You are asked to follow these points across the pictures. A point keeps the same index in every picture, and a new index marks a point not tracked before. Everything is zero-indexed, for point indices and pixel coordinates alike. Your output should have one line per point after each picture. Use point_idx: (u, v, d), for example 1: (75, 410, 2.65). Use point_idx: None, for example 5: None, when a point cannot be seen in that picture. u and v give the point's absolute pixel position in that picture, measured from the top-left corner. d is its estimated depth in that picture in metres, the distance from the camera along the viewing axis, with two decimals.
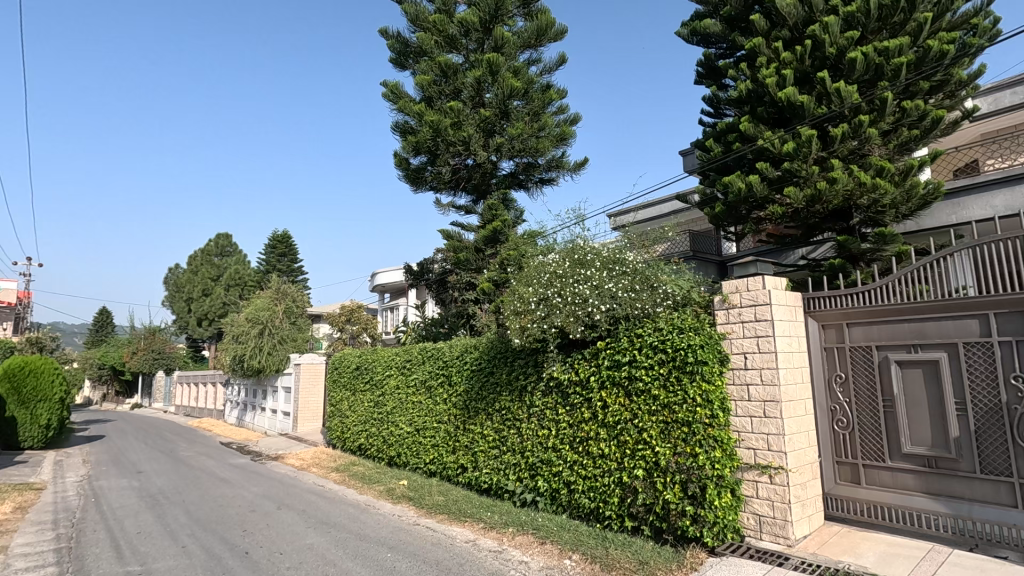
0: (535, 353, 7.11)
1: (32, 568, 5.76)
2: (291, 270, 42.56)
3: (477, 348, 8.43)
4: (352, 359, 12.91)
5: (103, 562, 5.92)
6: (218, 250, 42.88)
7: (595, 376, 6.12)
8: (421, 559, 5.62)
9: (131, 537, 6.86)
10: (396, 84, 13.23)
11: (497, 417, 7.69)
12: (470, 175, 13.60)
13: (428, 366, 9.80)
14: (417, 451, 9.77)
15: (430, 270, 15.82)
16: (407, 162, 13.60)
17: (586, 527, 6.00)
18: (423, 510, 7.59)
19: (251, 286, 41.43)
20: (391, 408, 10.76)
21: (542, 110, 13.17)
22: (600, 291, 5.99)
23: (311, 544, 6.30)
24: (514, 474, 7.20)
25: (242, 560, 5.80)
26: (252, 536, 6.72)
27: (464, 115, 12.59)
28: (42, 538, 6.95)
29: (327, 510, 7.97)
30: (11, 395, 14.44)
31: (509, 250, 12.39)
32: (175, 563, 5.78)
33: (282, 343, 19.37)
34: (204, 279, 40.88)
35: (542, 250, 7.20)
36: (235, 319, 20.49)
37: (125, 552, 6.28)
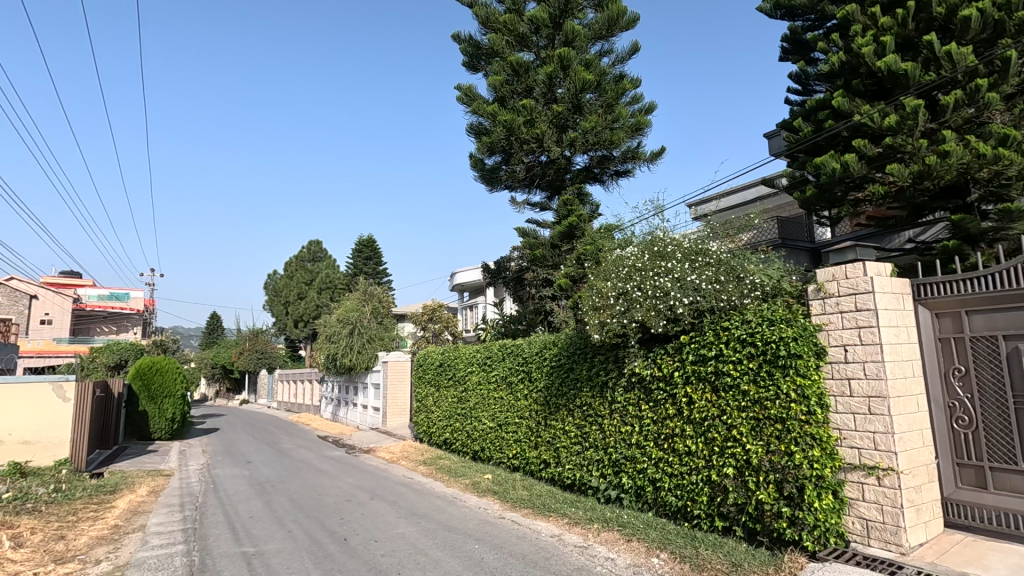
0: (615, 349, 7.03)
1: (165, 545, 6.48)
2: (377, 272, 44.75)
3: (556, 345, 8.45)
4: (435, 356, 13.35)
5: (223, 542, 6.54)
6: (311, 256, 45.81)
7: (679, 371, 5.94)
8: (507, 552, 5.72)
9: (244, 521, 7.52)
10: (470, 86, 13.51)
11: (578, 413, 7.67)
12: (545, 171, 13.60)
13: (508, 362, 9.96)
14: (499, 446, 9.96)
15: (507, 268, 16.09)
16: (483, 162, 13.83)
17: (674, 525, 5.85)
18: (508, 504, 7.73)
19: (341, 289, 43.89)
20: (474, 404, 11.03)
21: (615, 102, 12.95)
22: (682, 284, 5.80)
23: (402, 533, 6.60)
24: (598, 470, 7.15)
25: (341, 546, 6.18)
26: (348, 524, 7.14)
27: (537, 112, 12.62)
28: (172, 519, 7.78)
29: (417, 502, 8.32)
30: (142, 391, 16.25)
31: (586, 245, 12.23)
32: (283, 546, 6.28)
33: (370, 342, 20.42)
34: (299, 283, 43.77)
35: (620, 243, 7.08)
36: (327, 320, 21.80)
37: (240, 534, 6.89)
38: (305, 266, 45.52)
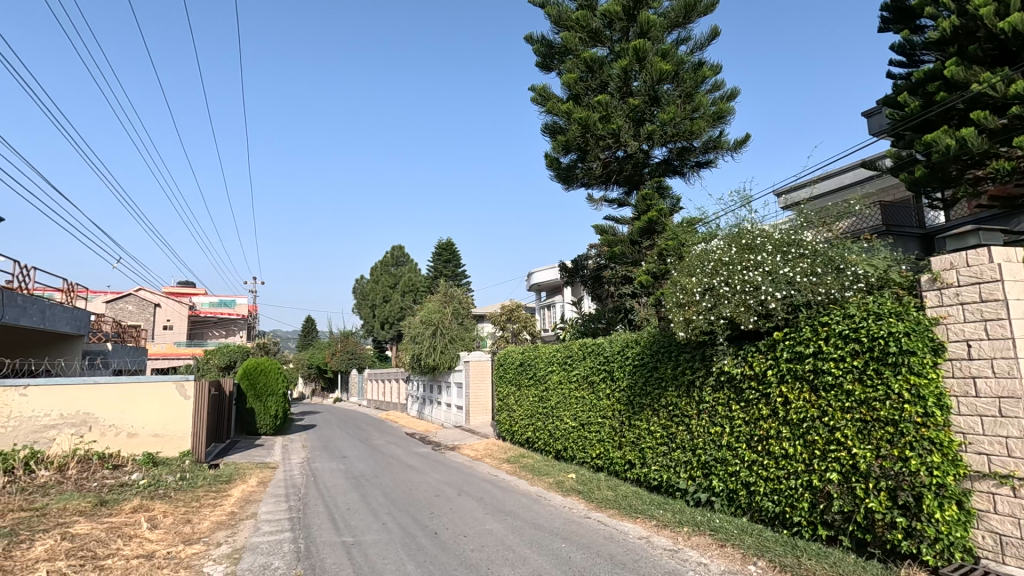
0: (702, 347, 6.78)
1: (274, 532, 7.03)
2: (456, 275, 45.95)
3: (638, 343, 8.28)
4: (516, 356, 13.49)
5: (325, 531, 6.99)
6: (394, 260, 47.75)
7: (773, 370, 5.63)
8: (595, 552, 5.68)
9: (343, 513, 7.99)
10: (544, 86, 13.53)
11: (663, 413, 7.47)
12: (622, 167, 13.34)
13: (589, 361, 9.88)
14: (583, 446, 9.89)
15: (585, 266, 16.12)
16: (558, 161, 13.77)
17: (772, 532, 5.54)
18: (593, 504, 7.66)
19: (423, 291, 45.46)
20: (556, 403, 11.02)
21: (694, 90, 12.50)
22: (774, 278, 5.52)
23: (490, 530, 6.74)
24: (686, 472, 6.93)
25: (432, 539, 6.41)
26: (438, 518, 7.39)
27: (613, 107, 12.43)
28: (279, 508, 8.42)
29: (502, 499, 8.45)
30: (249, 390, 17.70)
31: (668, 240, 11.86)
32: (378, 537, 6.62)
33: (452, 342, 21.03)
34: (384, 287, 45.62)
35: (704, 237, 6.85)
36: (411, 321, 22.67)
37: (340, 525, 7.33)
38: (389, 270, 47.44)
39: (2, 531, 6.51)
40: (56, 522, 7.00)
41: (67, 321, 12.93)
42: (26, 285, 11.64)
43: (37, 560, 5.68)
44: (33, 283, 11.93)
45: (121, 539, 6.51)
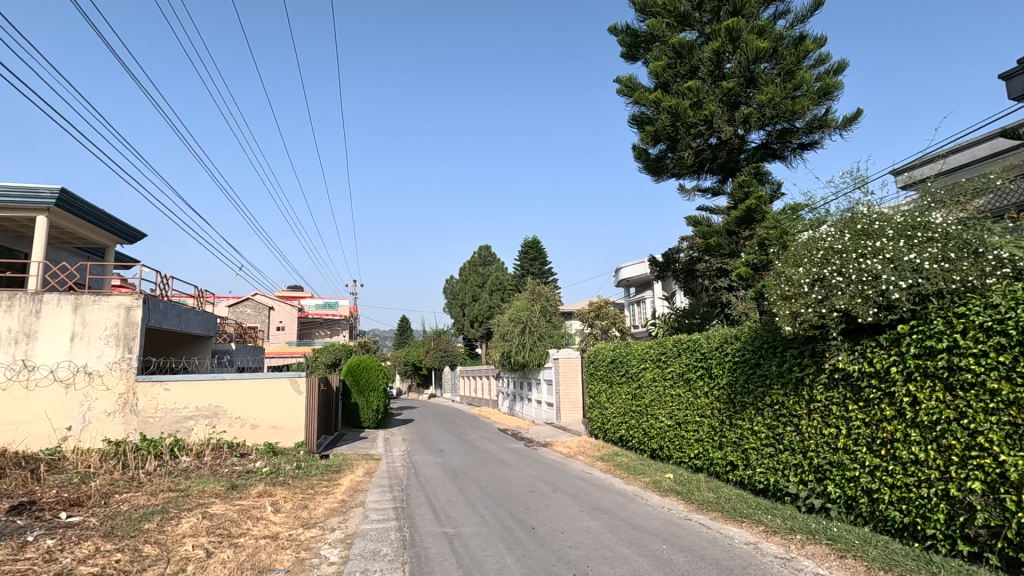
0: (812, 342, 6.30)
1: (381, 520, 7.46)
2: (543, 272, 46.19)
3: (739, 339, 7.88)
4: (607, 353, 13.31)
5: (427, 522, 7.30)
6: (482, 260, 48.58)
7: (898, 367, 5.12)
8: (698, 555, 5.47)
9: (444, 505, 8.30)
10: (630, 77, 13.20)
11: (768, 412, 7.05)
12: (716, 154, 12.71)
13: (684, 358, 9.55)
14: (680, 445, 9.55)
15: (676, 260, 15.64)
16: (647, 153, 13.38)
17: (900, 545, 5.05)
18: (694, 506, 7.39)
19: (510, 289, 46.09)
20: (649, 401, 10.76)
21: (796, 67, 11.65)
22: (897, 265, 5.04)
23: (586, 527, 6.72)
24: (796, 476, 6.49)
25: (530, 534, 6.49)
26: (535, 514, 7.47)
27: (704, 92, 11.91)
28: (385, 498, 8.91)
29: (598, 497, 8.37)
30: (353, 386, 18.92)
31: (769, 229, 11.15)
32: (478, 530, 6.80)
33: (541, 340, 21.17)
34: (472, 287, 46.60)
35: (810, 224, 6.40)
36: (500, 319, 23.13)
37: (441, 516, 7.61)
38: (477, 270, 48.20)
39: (155, 508, 7.44)
40: (197, 502, 7.88)
41: (198, 323, 14.50)
42: (165, 292, 13.17)
43: (184, 535, 6.43)
44: (171, 290, 13.49)
45: (251, 520, 7.21)
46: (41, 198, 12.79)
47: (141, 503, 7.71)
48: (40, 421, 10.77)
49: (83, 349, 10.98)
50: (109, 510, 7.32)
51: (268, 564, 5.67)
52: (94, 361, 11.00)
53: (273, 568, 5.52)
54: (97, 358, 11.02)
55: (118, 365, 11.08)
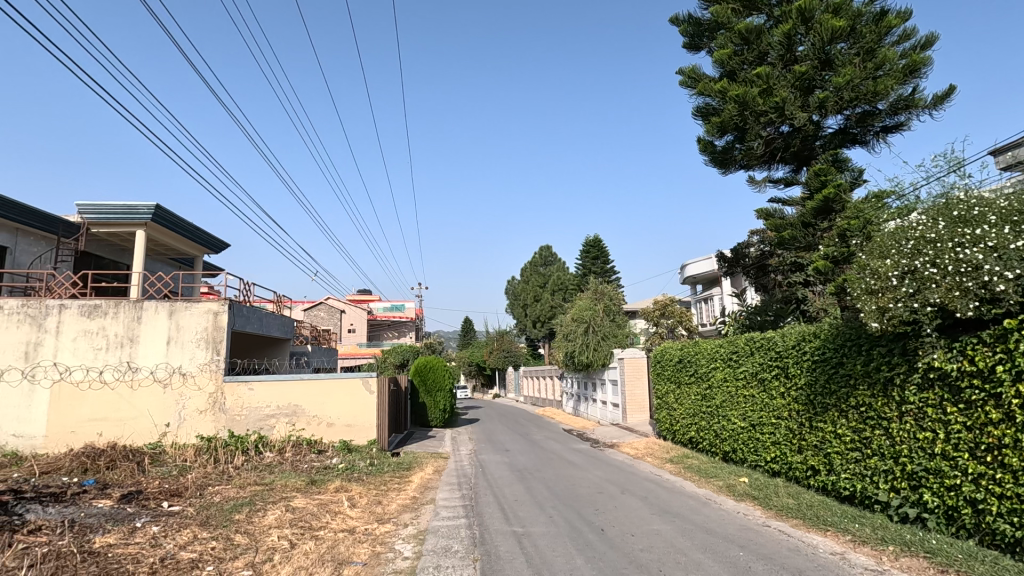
0: (902, 338, 5.86)
1: (451, 517, 7.61)
2: (605, 271, 45.56)
3: (818, 336, 7.44)
4: (674, 352, 12.96)
5: (496, 520, 7.37)
6: (542, 260, 48.36)
7: (1004, 366, 4.67)
8: (779, 564, 5.21)
9: (512, 504, 8.36)
10: (693, 67, 12.80)
11: (853, 414, 6.61)
12: (788, 142, 12.07)
13: (758, 357, 9.14)
14: (755, 448, 9.14)
15: (746, 255, 15.03)
16: (713, 145, 12.91)
17: (1012, 562, 4.59)
18: (772, 512, 7.06)
19: (572, 289, 45.53)
20: (721, 402, 10.37)
21: (876, 44, 10.89)
22: (1001, 254, 4.60)
23: (658, 530, 6.56)
24: (886, 483, 6.05)
25: (600, 536, 6.42)
26: (604, 515, 7.38)
27: (775, 78, 11.38)
28: (454, 496, 9.09)
29: (668, 500, 8.16)
30: (421, 386, 19.43)
31: (850, 219, 10.47)
32: (546, 530, 6.80)
33: (605, 339, 20.89)
34: (534, 287, 46.64)
35: (898, 213, 5.97)
36: (563, 319, 23.03)
37: (510, 515, 7.67)
38: (538, 270, 48.10)
39: (244, 500, 7.96)
40: (280, 495, 8.36)
41: (277, 326, 15.36)
42: (247, 298, 14.05)
43: (269, 526, 6.84)
44: (253, 296, 14.37)
45: (329, 514, 7.56)
46: (140, 214, 14.00)
47: (231, 495, 8.27)
48: (142, 418, 11.77)
49: (178, 352, 11.90)
50: (204, 501, 7.91)
51: (346, 556, 5.93)
52: (187, 362, 11.90)
53: (352, 561, 5.77)
54: (190, 360, 11.92)
55: (208, 366, 11.94)
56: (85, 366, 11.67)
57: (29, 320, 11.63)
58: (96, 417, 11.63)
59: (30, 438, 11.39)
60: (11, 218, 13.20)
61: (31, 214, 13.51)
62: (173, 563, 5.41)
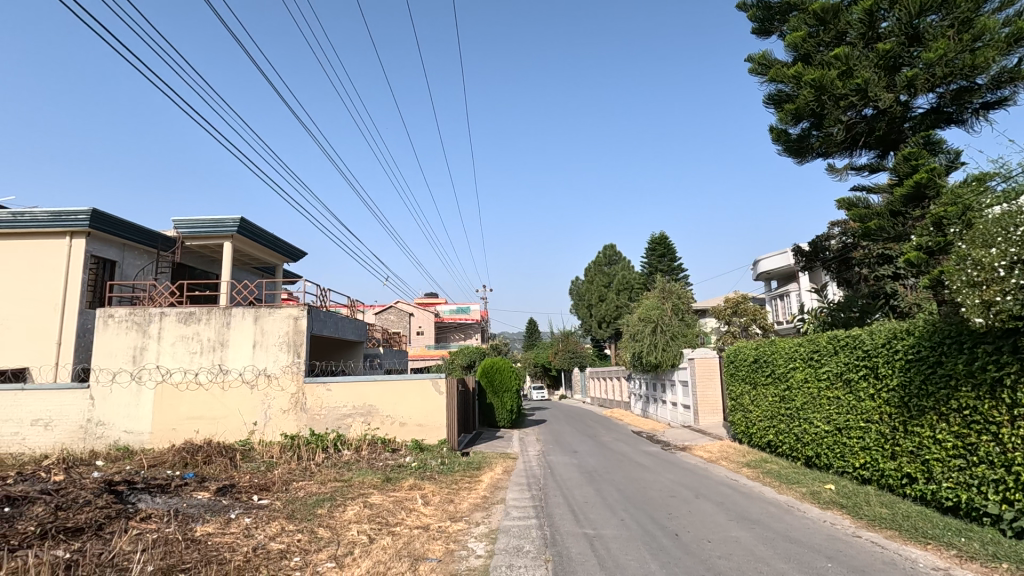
0: (1012, 335, 5.33)
1: (522, 517, 7.66)
2: (672, 269, 44.32)
3: (912, 334, 6.91)
4: (749, 352, 12.42)
5: (567, 522, 7.35)
6: (607, 259, 47.39)
7: None
8: None
9: (581, 506, 8.30)
10: (763, 53, 12.23)
11: (955, 418, 6.08)
12: (872, 126, 11.27)
13: (842, 356, 8.60)
14: (841, 453, 8.59)
15: (826, 248, 14.21)
16: (787, 134, 12.27)
17: None
18: (862, 522, 6.61)
19: (638, 288, 44.45)
20: (802, 404, 9.83)
21: (974, 14, 9.88)
22: None
23: (736, 537, 6.30)
24: (996, 494, 5.51)
25: (674, 541, 6.24)
26: (678, 520, 7.18)
27: (856, 59, 10.67)
28: (524, 496, 9.15)
29: (747, 506, 7.82)
30: (488, 387, 19.70)
31: (946, 205, 9.60)
32: (618, 533, 6.70)
33: (674, 339, 20.32)
34: (599, 287, 46.10)
35: (1004, 196, 5.44)
36: (629, 319, 22.64)
37: (580, 517, 7.62)
38: (603, 270, 46.96)
39: (326, 495, 8.39)
40: (359, 492, 8.75)
41: (351, 330, 16.07)
42: (324, 303, 14.78)
43: (350, 521, 7.16)
44: (329, 301, 15.10)
45: (404, 511, 7.82)
46: (227, 227, 15.09)
47: (314, 490, 8.74)
48: (232, 417, 12.64)
49: (263, 354, 12.71)
50: (290, 495, 8.41)
51: (422, 552, 6.10)
52: (271, 365, 12.68)
53: (427, 557, 5.94)
54: (274, 362, 12.69)
55: (290, 368, 12.67)
56: (183, 368, 12.69)
57: (135, 327, 12.78)
58: (193, 415, 12.60)
59: (138, 435, 12.44)
60: (119, 235, 14.53)
61: (135, 231, 14.88)
62: (264, 553, 5.79)
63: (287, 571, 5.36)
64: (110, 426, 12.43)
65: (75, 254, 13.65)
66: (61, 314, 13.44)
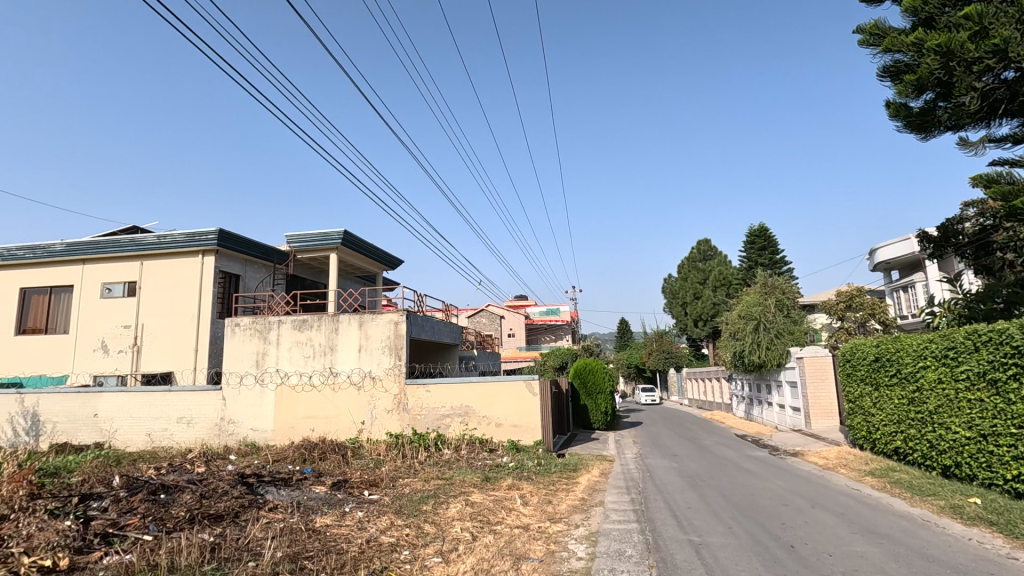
0: None
1: (622, 521, 7.52)
2: (775, 262, 41.51)
3: None
4: (869, 350, 11.34)
5: (670, 528, 7.11)
6: (701, 255, 45.49)
7: None
8: None
9: (685, 511, 8.00)
10: (876, 22, 11.16)
11: None
12: (1015, 91, 9.87)
13: (987, 354, 7.61)
14: (987, 463, 7.60)
15: (960, 231, 12.59)
16: (907, 107, 11.09)
17: None
18: (1017, 541, 5.81)
19: (736, 284, 42.01)
20: (935, 408, 8.82)
21: None
22: None
23: (862, 552, 5.78)
24: None
25: (790, 553, 5.85)
26: (793, 531, 6.70)
27: (992, 16, 9.42)
28: (623, 499, 8.97)
29: (873, 519, 7.13)
30: (581, 388, 19.56)
31: None
32: (727, 541, 6.39)
33: (779, 337, 18.99)
34: (693, 284, 44.26)
35: None
36: (728, 317, 21.51)
37: (684, 523, 7.35)
38: (697, 265, 45.16)
39: (429, 493, 8.75)
40: (460, 490, 9.03)
41: (446, 333, 16.64)
42: (421, 308, 15.43)
43: (453, 518, 7.42)
44: (425, 306, 15.75)
45: (504, 510, 7.97)
46: (332, 240, 16.20)
47: (418, 487, 9.16)
48: (343, 417, 13.53)
49: (368, 358, 13.51)
50: (397, 491, 8.87)
51: (523, 552, 6.18)
52: (376, 367, 13.45)
53: (528, 556, 6.00)
54: (378, 365, 13.45)
55: (392, 370, 13.38)
56: (298, 371, 13.79)
57: (257, 333, 14.06)
58: (309, 415, 13.64)
59: (263, 432, 13.66)
60: (243, 251, 16.10)
61: (255, 247, 16.38)
62: (376, 545, 6.14)
63: (398, 563, 5.65)
64: (239, 424, 13.76)
65: (206, 269, 15.30)
66: (197, 323, 15.11)
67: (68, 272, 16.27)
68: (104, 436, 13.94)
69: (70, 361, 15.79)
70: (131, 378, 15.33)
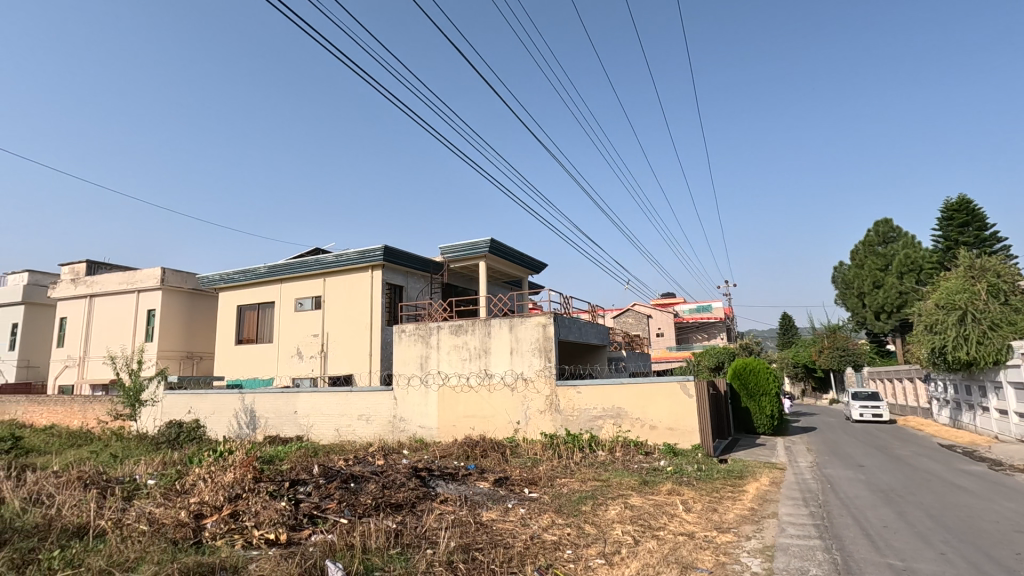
0: None
1: (802, 536, 6.82)
2: (982, 240, 34.72)
3: None
4: None
5: (863, 548, 6.27)
6: (881, 238, 39.84)
7: None
8: None
9: (880, 530, 7.01)
10: None
11: None
12: None
13: None
14: None
15: None
16: None
17: None
18: None
19: (930, 269, 35.92)
20: None
21: None
22: None
23: None
24: None
25: None
26: None
27: None
28: (800, 512, 8.14)
29: None
30: (742, 390, 18.24)
31: None
32: (940, 570, 5.46)
33: (995, 328, 15.74)
34: (872, 271, 38.89)
35: None
36: (922, 307, 18.51)
37: (880, 544, 6.44)
38: (876, 250, 39.62)
39: (588, 493, 8.78)
40: (618, 492, 8.91)
41: (594, 334, 16.57)
42: (567, 310, 15.58)
43: (613, 521, 7.34)
44: (572, 308, 15.88)
45: (665, 515, 7.69)
46: (480, 249, 17.07)
47: (576, 487, 9.23)
48: (499, 416, 14.14)
49: (519, 360, 13.98)
50: (555, 490, 9.04)
51: (690, 561, 5.90)
52: (527, 369, 13.86)
53: (697, 566, 5.72)
54: (529, 366, 13.86)
55: (543, 372, 13.68)
56: (457, 372, 14.71)
57: (420, 339, 15.32)
58: (468, 414, 14.49)
59: (429, 429, 14.80)
60: (404, 264, 17.68)
61: (415, 260, 17.85)
62: (540, 542, 6.30)
63: (562, 561, 5.74)
64: (409, 421, 15.08)
65: (375, 282, 17.07)
66: (370, 330, 16.91)
67: (271, 290, 19.24)
68: (303, 430, 16.20)
69: (275, 366, 18.63)
70: (321, 380, 17.62)
